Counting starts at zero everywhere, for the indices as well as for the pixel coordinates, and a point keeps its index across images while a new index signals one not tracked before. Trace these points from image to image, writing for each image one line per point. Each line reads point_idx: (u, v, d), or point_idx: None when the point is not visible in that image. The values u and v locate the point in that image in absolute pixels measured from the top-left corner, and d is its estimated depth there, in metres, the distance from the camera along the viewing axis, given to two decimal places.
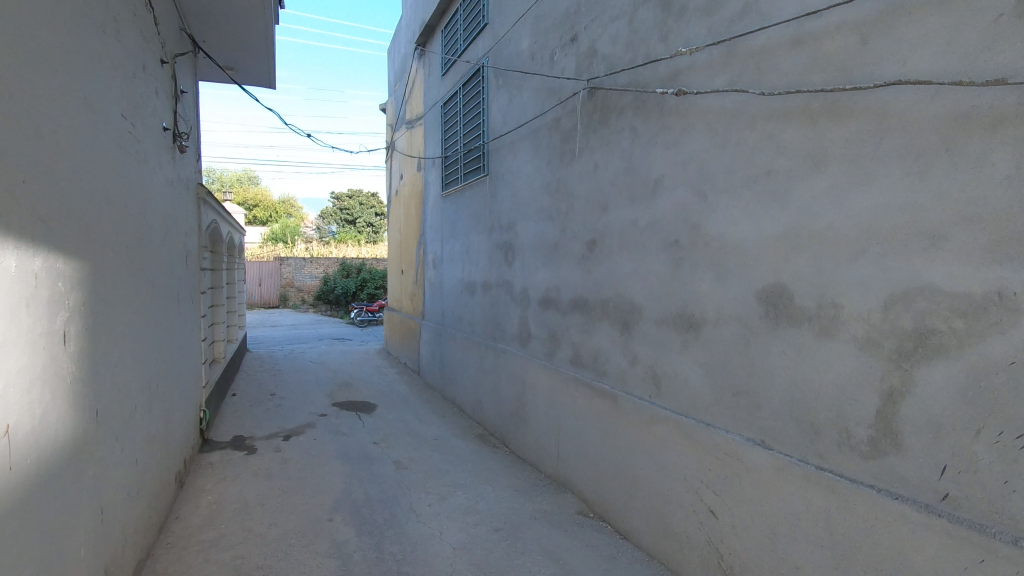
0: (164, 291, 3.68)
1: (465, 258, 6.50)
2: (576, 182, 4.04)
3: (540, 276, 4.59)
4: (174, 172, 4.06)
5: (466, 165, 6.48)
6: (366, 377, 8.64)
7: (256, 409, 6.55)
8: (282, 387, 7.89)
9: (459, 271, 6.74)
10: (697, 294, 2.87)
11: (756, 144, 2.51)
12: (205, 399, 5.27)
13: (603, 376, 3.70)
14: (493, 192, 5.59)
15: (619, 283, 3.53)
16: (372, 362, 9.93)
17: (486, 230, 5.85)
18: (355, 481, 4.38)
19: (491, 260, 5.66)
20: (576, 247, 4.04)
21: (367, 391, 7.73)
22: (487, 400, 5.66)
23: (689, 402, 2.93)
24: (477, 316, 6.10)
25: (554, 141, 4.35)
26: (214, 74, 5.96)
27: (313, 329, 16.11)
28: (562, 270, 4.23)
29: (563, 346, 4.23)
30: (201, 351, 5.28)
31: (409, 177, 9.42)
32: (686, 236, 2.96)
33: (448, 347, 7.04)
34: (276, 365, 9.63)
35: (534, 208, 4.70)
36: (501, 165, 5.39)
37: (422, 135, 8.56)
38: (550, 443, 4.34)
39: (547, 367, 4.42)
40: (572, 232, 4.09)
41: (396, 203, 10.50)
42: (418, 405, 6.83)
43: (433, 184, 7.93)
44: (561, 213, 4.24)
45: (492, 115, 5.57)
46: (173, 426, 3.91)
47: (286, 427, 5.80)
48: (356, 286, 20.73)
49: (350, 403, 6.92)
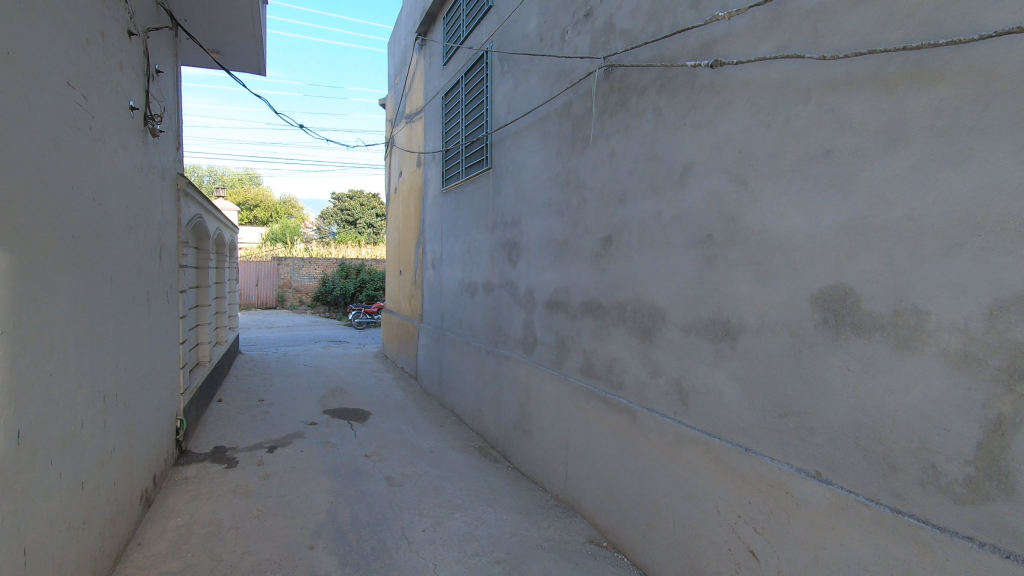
0: (128, 288, 3.29)
1: (466, 258, 6.11)
2: (589, 173, 3.65)
3: (547, 276, 4.20)
4: (145, 158, 3.68)
5: (468, 158, 6.10)
6: (361, 383, 8.24)
7: (242, 416, 6.15)
8: (272, 392, 7.48)
9: (459, 271, 6.34)
10: (734, 298, 2.48)
11: (812, 120, 2.12)
12: (182, 407, 4.85)
13: (619, 389, 3.31)
14: (496, 186, 5.20)
15: (638, 284, 3.14)
16: (369, 366, 9.53)
17: (488, 227, 5.44)
18: (341, 501, 3.98)
19: (494, 260, 5.27)
20: (588, 244, 3.65)
21: (361, 397, 7.33)
22: (488, 410, 5.26)
23: (724, 423, 2.53)
24: (478, 320, 5.69)
25: (564, 128, 3.96)
26: (200, 59, 5.58)
27: (310, 331, 15.75)
28: (572, 270, 3.84)
29: (573, 353, 3.83)
30: (180, 355, 4.85)
31: (408, 174, 9.01)
32: (720, 230, 2.56)
33: (447, 353, 6.64)
34: (268, 369, 9.24)
35: (541, 203, 4.31)
36: (505, 157, 5.01)
37: (422, 129, 8.18)
38: (558, 462, 3.94)
39: (554, 377, 4.02)
40: (584, 227, 3.70)
41: (395, 200, 10.12)
42: (414, 414, 6.43)
43: (432, 180, 7.55)
44: (571, 207, 3.85)
45: (497, 103, 5.18)
46: (139, 440, 3.52)
47: (272, 437, 5.41)
48: (355, 287, 20.36)
49: (342, 410, 6.52)
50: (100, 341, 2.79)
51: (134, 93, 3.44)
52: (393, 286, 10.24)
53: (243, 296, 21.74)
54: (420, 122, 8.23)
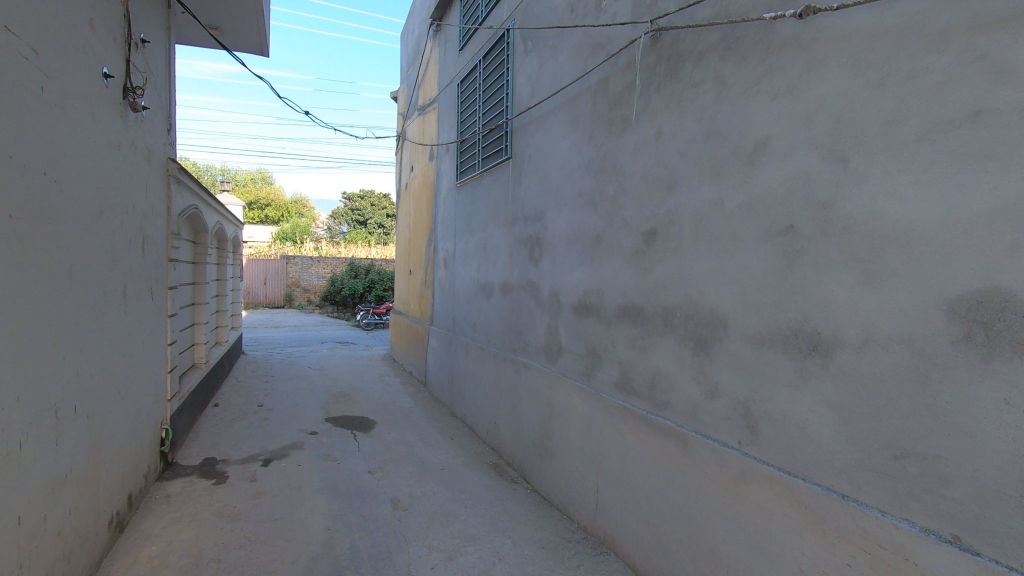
0: (97, 282, 2.86)
1: (481, 256, 5.63)
2: (629, 157, 3.16)
3: (576, 277, 3.71)
4: (124, 136, 3.25)
5: (485, 148, 5.63)
6: (367, 388, 7.79)
7: (238, 424, 5.72)
8: (272, 396, 7.05)
9: (474, 270, 5.87)
10: (826, 305, 1.98)
11: (950, 73, 1.62)
12: (169, 415, 4.42)
13: (665, 409, 2.81)
14: (517, 177, 4.72)
15: (692, 286, 2.65)
16: (376, 370, 9.08)
17: (507, 222, 4.97)
18: (340, 527, 3.51)
19: (513, 259, 4.79)
20: (628, 240, 3.16)
21: (367, 404, 6.88)
22: (505, 424, 4.78)
23: (809, 460, 2.04)
24: (494, 323, 5.21)
25: (598, 108, 3.48)
26: (198, 37, 5.16)
27: (318, 331, 15.35)
28: (606, 270, 3.36)
29: (606, 365, 3.34)
30: (168, 357, 4.41)
31: (420, 168, 8.56)
32: (808, 220, 2.07)
33: (460, 358, 6.16)
34: (271, 371, 8.82)
35: (569, 195, 3.82)
36: (528, 144, 4.53)
37: (435, 120, 7.73)
38: (587, 488, 3.45)
39: (584, 391, 3.53)
40: (622, 221, 3.21)
41: (406, 196, 9.69)
42: (423, 424, 5.95)
43: (446, 173, 7.10)
44: (607, 197, 3.36)
45: (519, 86, 4.71)
46: (110, 457, 3.07)
47: (269, 448, 4.96)
48: (364, 287, 20.00)
49: (346, 419, 6.06)
50: (52, 344, 2.35)
51: (110, 59, 3.00)
52: (403, 286, 9.79)
53: (251, 294, 21.43)
54: (434, 112, 7.78)
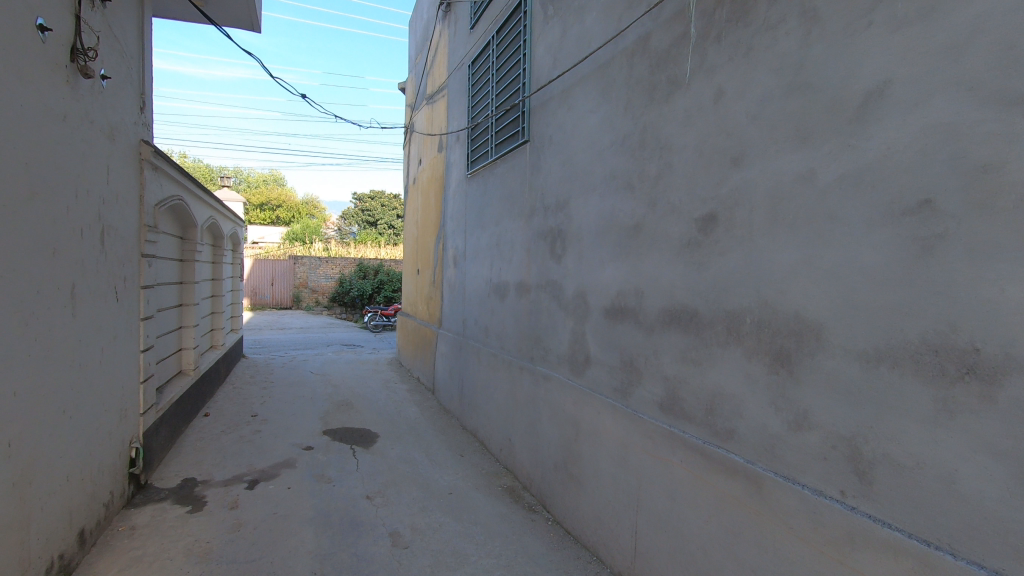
0: (27, 279, 2.35)
1: (494, 253, 5.08)
2: (676, 128, 2.59)
3: (608, 275, 3.14)
4: (70, 105, 2.74)
5: (499, 133, 5.08)
6: (371, 395, 7.28)
7: (227, 437, 5.20)
8: (269, 405, 6.55)
9: (486, 269, 5.31)
10: (990, 312, 1.40)
11: None
12: (141, 432, 3.90)
13: (728, 440, 2.24)
14: (535, 162, 4.17)
15: (768, 284, 2.07)
16: (381, 376, 8.55)
17: (524, 214, 4.41)
18: (328, 568, 2.98)
19: (531, 255, 4.23)
20: (676, 230, 2.58)
21: (370, 413, 6.34)
22: (522, 442, 4.22)
23: (960, 528, 1.45)
24: (510, 328, 4.64)
25: (636, 72, 2.91)
26: (181, 9, 4.66)
27: (324, 333, 14.88)
28: (646, 266, 2.79)
29: (647, 380, 2.77)
30: (141, 366, 3.90)
31: (429, 161, 8.02)
32: (955, 191, 1.48)
33: (471, 366, 5.60)
34: (271, 376, 8.32)
35: (599, 178, 3.26)
36: (548, 124, 3.97)
37: (444, 108, 7.20)
38: (622, 528, 2.88)
39: (618, 410, 2.96)
40: (668, 205, 2.64)
41: (413, 192, 9.16)
42: (430, 439, 5.40)
43: (456, 164, 6.55)
44: (648, 178, 2.79)
45: (537, 58, 4.16)
46: (49, 489, 2.56)
47: (257, 468, 4.43)
48: (373, 288, 19.57)
49: (346, 431, 5.54)
50: None
51: (48, 9, 2.49)
52: (410, 286, 9.27)
53: (258, 295, 21.05)
54: (443, 100, 7.22)
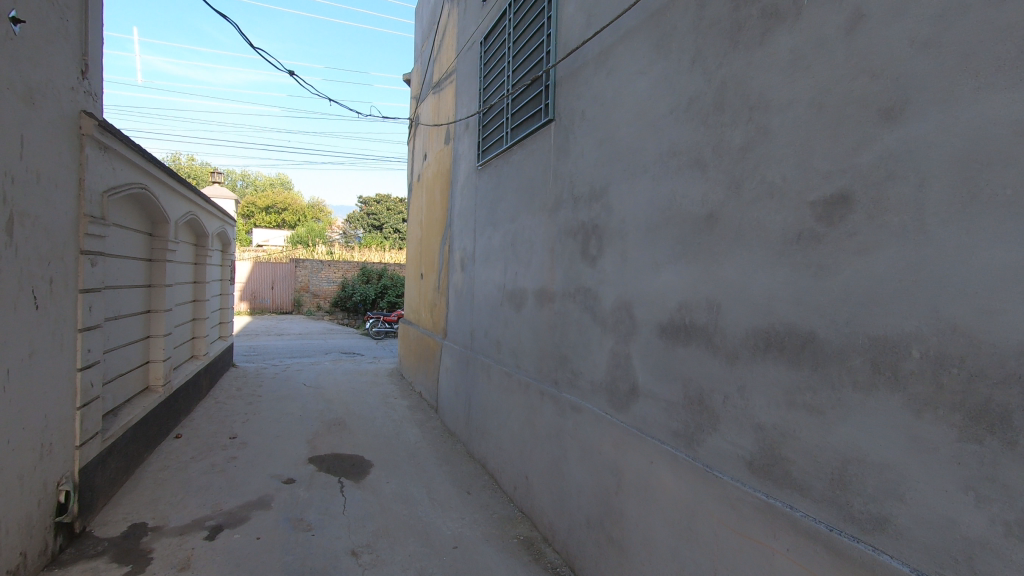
0: None
1: (509, 255, 4.35)
2: (777, 78, 1.86)
3: (664, 281, 2.40)
4: None
5: (515, 115, 4.35)
6: (368, 413, 6.55)
7: (196, 466, 4.48)
8: (251, 424, 5.83)
9: (499, 273, 4.58)
10: None
11: None
12: (77, 469, 3.18)
13: (874, 532, 1.49)
14: (562, 144, 3.45)
15: (957, 300, 1.33)
16: (380, 389, 7.82)
17: (546, 207, 3.68)
18: None
19: (555, 258, 3.50)
20: (776, 219, 1.84)
21: (364, 436, 5.61)
22: (543, 484, 3.48)
23: None
24: (528, 344, 3.90)
25: (710, 11, 2.18)
26: None
27: (324, 340, 14.19)
28: (726, 272, 2.05)
29: (727, 427, 2.02)
30: (80, 388, 3.20)
31: (435, 155, 7.31)
32: None
33: (480, 385, 4.86)
34: (259, 389, 7.60)
35: (652, 158, 2.53)
36: (579, 96, 3.25)
37: (452, 94, 6.50)
38: None
39: (680, 463, 2.22)
40: (762, 187, 1.90)
41: (418, 189, 8.45)
42: (431, 470, 4.65)
43: (464, 156, 5.84)
44: (729, 151, 2.06)
45: (566, 19, 3.43)
46: None
47: (223, 508, 3.71)
48: (376, 293, 18.92)
49: (335, 459, 4.81)
50: None
51: None
52: (414, 291, 8.54)
53: (258, 299, 20.38)
54: (451, 86, 6.52)
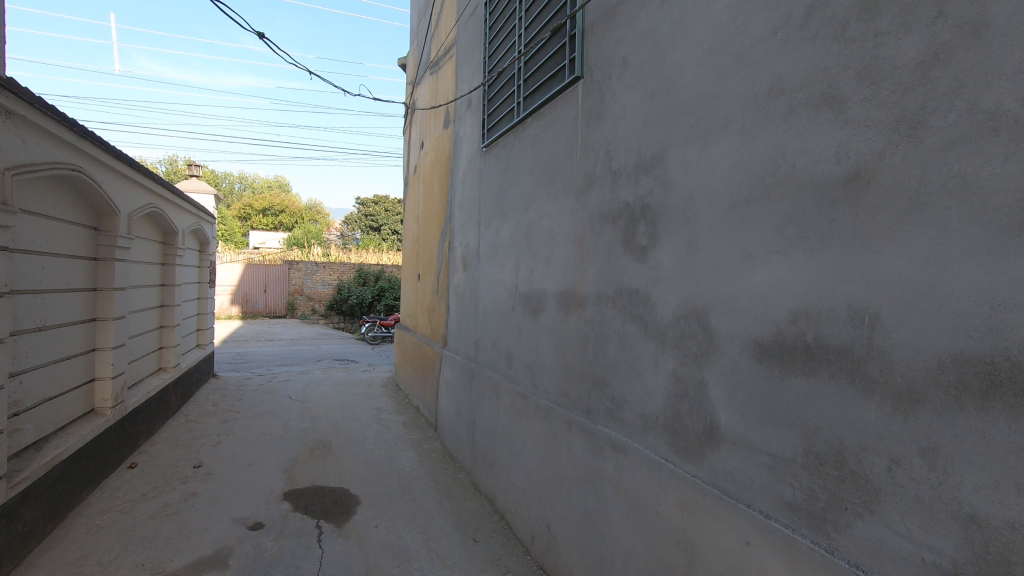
0: None
1: (522, 251, 3.60)
2: None
3: (764, 279, 1.66)
4: None
5: (528, 81, 3.60)
6: (358, 432, 5.80)
7: (146, 506, 3.72)
8: (222, 448, 5.07)
9: (509, 273, 3.83)
10: None
11: None
12: None
13: None
14: (594, 105, 2.70)
15: None
16: (373, 403, 7.06)
17: (571, 188, 2.93)
18: None
19: (586, 252, 2.75)
20: (1007, 171, 1.10)
21: (352, 462, 4.85)
22: (572, 541, 2.72)
23: None
24: (548, 359, 3.15)
25: None
26: None
27: (316, 346, 13.43)
28: (890, 263, 1.30)
29: (897, 512, 1.27)
30: None
31: (433, 141, 6.54)
32: None
33: (487, 405, 4.11)
34: (238, 403, 6.84)
35: (738, 103, 1.78)
36: (620, 40, 2.50)
37: (451, 71, 5.74)
38: None
39: (804, 556, 1.46)
40: (970, 123, 1.16)
41: (414, 181, 7.69)
42: (430, 508, 3.88)
43: (466, 139, 5.09)
44: (892, 74, 1.31)
45: None
46: None
47: (166, 569, 2.94)
48: (373, 296, 18.19)
49: (315, 495, 4.05)
50: None
51: None
52: (411, 294, 7.78)
53: (250, 302, 19.59)
54: (450, 61, 5.75)
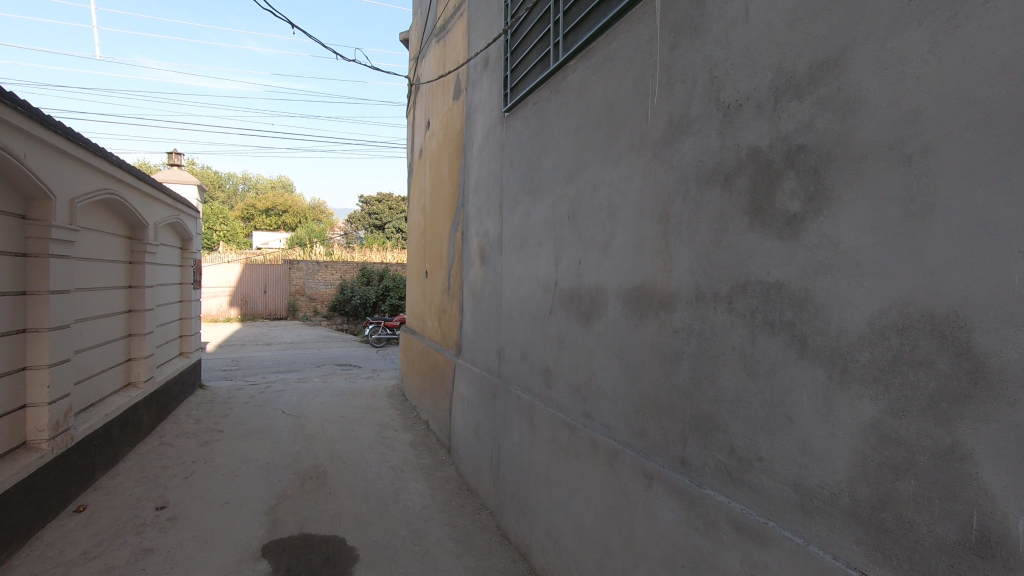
0: None
1: (564, 236, 2.75)
2: None
3: None
4: None
5: (569, 12, 2.74)
6: (358, 455, 4.97)
7: (86, 570, 2.91)
8: (195, 481, 4.25)
9: (545, 265, 2.99)
10: None
11: None
12: None
13: None
14: (687, 16, 1.86)
15: None
16: (377, 417, 6.25)
17: (645, 143, 2.09)
18: None
19: (673, 230, 1.90)
20: None
21: (350, 497, 4.02)
22: None
23: None
24: (609, 381, 2.31)
25: None
26: None
27: (317, 349, 12.63)
28: None
29: None
30: None
31: (441, 117, 5.68)
32: None
33: (516, 431, 3.28)
34: (224, 420, 6.03)
35: None
36: None
37: (462, 30, 4.89)
38: None
39: None
40: None
41: (420, 167, 6.84)
42: (447, 567, 3.05)
43: (481, 107, 4.25)
44: None
45: None
46: None
47: None
48: (377, 295, 17.40)
49: (303, 549, 3.23)
50: None
51: None
52: (417, 293, 6.94)
53: (250, 304, 18.81)
54: (462, 19, 4.89)
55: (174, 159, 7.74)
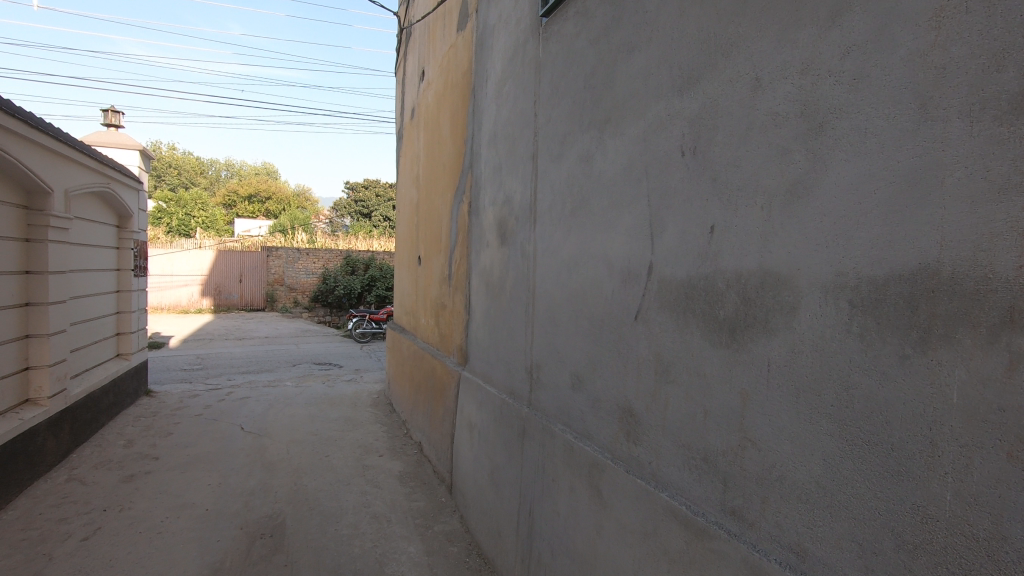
0: None
1: (671, 189, 1.60)
2: None
3: None
4: None
5: None
6: (331, 494, 3.81)
7: None
8: (100, 544, 3.05)
9: (625, 240, 1.83)
10: None
11: None
12: None
13: None
14: None
15: None
16: (357, 437, 5.07)
17: None
18: None
19: None
20: None
21: (315, 569, 2.86)
22: None
23: None
24: (803, 460, 1.16)
25: None
26: None
27: (295, 345, 11.38)
28: None
29: None
30: None
31: (442, 57, 4.45)
32: None
33: (566, 497, 2.13)
34: (163, 442, 4.80)
35: None
36: None
37: None
38: None
39: None
40: None
41: (412, 129, 5.60)
42: None
43: (501, 24, 3.06)
44: None
45: None
46: None
47: None
48: (363, 286, 16.13)
49: None
50: None
51: None
52: (408, 282, 5.73)
53: (223, 294, 17.38)
54: None
55: (110, 119, 6.37)
